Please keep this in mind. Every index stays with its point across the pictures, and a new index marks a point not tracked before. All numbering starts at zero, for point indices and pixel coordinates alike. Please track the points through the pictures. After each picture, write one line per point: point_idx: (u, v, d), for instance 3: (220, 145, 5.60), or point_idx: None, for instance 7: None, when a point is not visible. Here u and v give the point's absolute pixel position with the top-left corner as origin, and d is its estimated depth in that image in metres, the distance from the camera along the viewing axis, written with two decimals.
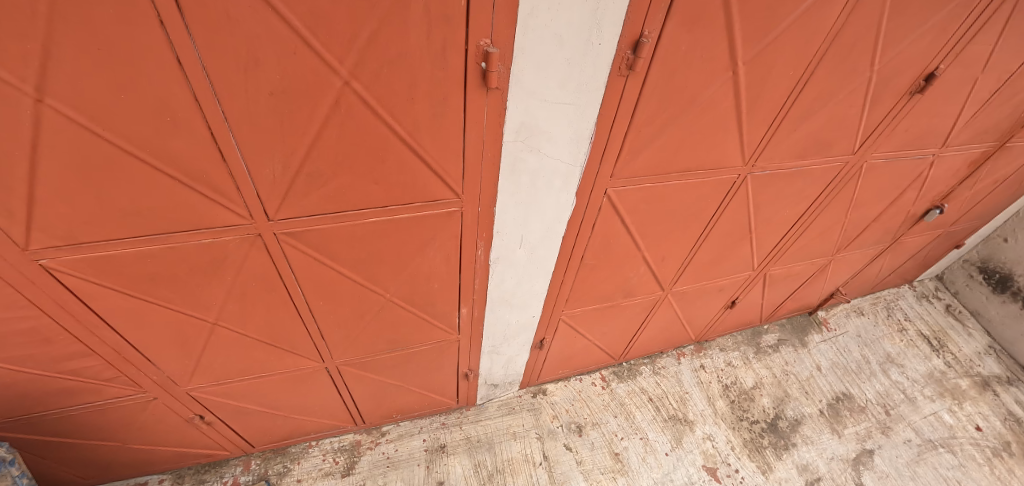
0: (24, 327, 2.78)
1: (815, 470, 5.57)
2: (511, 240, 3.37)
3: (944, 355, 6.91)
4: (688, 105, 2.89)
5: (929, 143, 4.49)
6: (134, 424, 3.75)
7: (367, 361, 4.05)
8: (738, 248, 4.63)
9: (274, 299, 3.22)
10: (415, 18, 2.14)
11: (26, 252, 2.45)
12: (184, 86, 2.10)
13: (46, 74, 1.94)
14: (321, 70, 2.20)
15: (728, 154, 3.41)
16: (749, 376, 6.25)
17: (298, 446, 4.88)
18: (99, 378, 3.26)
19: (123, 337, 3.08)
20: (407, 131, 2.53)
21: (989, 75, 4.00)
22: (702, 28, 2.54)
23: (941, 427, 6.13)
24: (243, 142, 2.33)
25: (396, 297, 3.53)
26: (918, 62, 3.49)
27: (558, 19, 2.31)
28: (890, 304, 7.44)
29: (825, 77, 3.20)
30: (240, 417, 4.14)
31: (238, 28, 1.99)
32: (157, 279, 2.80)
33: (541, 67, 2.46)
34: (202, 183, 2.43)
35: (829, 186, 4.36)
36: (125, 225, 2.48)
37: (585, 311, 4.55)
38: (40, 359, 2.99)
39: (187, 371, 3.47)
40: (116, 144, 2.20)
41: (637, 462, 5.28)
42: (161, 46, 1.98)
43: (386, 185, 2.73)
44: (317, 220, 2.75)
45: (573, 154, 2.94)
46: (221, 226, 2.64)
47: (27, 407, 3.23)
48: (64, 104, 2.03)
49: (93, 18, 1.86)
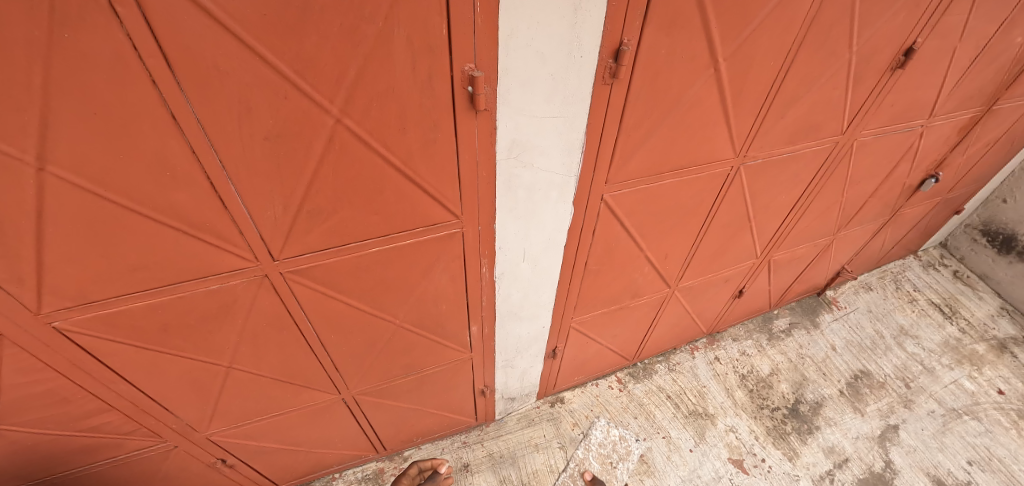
0: (41, 389, 2.80)
1: (841, 451, 5.53)
2: (514, 254, 3.40)
3: (957, 322, 6.89)
4: (673, 105, 2.93)
5: (916, 115, 4.53)
6: (157, 475, 3.73)
7: (383, 388, 4.06)
8: (739, 237, 4.64)
9: (285, 337, 3.24)
10: (400, 51, 2.19)
11: (39, 315, 2.47)
12: (180, 140, 2.15)
13: (46, 143, 1.99)
14: (312, 110, 2.25)
15: (719, 148, 3.45)
16: (765, 364, 6.23)
17: (321, 479, 4.84)
18: (119, 432, 3.26)
19: (139, 389, 3.08)
20: (402, 160, 2.57)
21: (968, 43, 4.05)
22: (679, 30, 2.59)
23: (963, 395, 6.09)
24: (242, 188, 2.37)
25: (405, 323, 3.55)
26: (895, 39, 3.54)
27: (538, 38, 2.36)
28: (897, 276, 7.44)
29: (805, 62, 3.24)
30: (262, 457, 4.14)
31: (228, 78, 2.04)
32: (170, 329, 2.82)
33: (527, 84, 2.50)
34: (206, 231, 2.47)
35: (822, 167, 4.39)
36: (134, 280, 2.51)
37: (595, 315, 4.57)
38: (59, 419, 2.99)
39: (205, 416, 3.47)
40: (118, 203, 2.23)
41: (662, 462, 5.25)
42: (156, 104, 2.03)
43: (387, 214, 2.76)
44: (321, 255, 2.78)
45: (567, 165, 2.98)
46: (228, 271, 2.67)
47: (48, 468, 3.21)
48: (65, 170, 2.07)
49: (86, 84, 1.91)
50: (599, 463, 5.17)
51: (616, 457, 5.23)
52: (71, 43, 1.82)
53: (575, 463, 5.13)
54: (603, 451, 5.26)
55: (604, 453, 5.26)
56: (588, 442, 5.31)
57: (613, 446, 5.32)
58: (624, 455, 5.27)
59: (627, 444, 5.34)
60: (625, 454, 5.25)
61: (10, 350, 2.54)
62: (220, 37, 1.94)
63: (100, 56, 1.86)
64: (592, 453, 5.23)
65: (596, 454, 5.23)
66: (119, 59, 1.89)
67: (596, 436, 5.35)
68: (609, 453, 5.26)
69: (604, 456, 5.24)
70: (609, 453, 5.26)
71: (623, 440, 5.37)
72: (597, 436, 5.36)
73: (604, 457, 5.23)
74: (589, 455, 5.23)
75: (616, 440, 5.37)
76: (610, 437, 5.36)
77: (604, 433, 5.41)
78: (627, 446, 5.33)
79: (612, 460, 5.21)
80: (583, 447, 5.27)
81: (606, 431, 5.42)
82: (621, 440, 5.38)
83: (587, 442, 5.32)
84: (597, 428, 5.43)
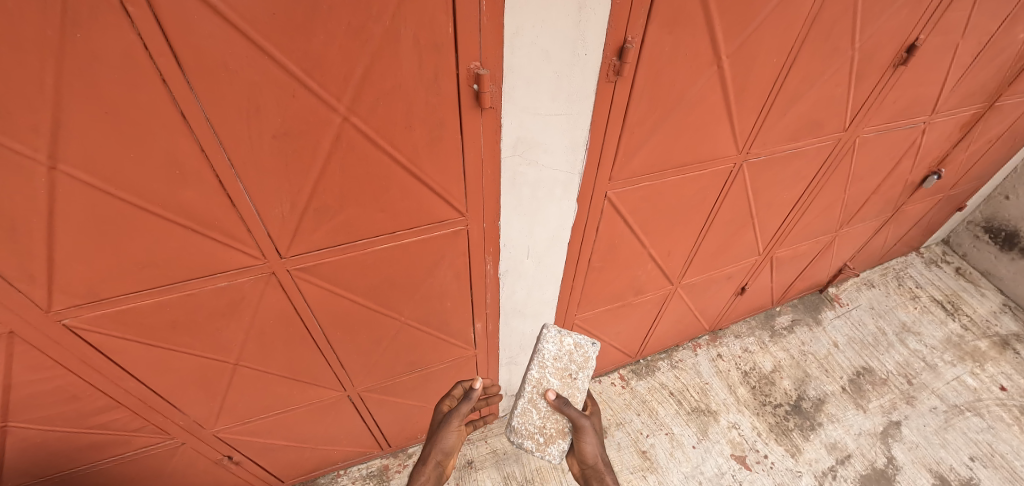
0: (50, 386, 2.83)
1: (844, 447, 5.54)
2: (518, 251, 3.42)
3: (960, 319, 6.90)
4: (677, 102, 2.95)
5: (919, 111, 4.53)
6: (164, 472, 3.76)
7: (388, 385, 4.08)
8: (741, 234, 4.66)
9: (292, 334, 3.27)
10: (406, 49, 2.21)
11: (48, 313, 2.50)
12: (190, 138, 2.17)
13: (57, 142, 2.02)
14: (320, 109, 2.27)
15: (722, 145, 3.47)
16: (767, 361, 6.24)
17: (326, 476, 4.85)
18: (127, 429, 3.28)
19: (147, 386, 3.11)
20: (408, 158, 2.59)
21: (970, 39, 4.05)
22: (683, 28, 2.60)
23: (965, 391, 6.10)
24: (250, 186, 2.40)
25: (410, 320, 3.58)
26: (898, 35, 3.55)
27: (543, 36, 2.37)
28: (900, 273, 7.44)
29: (808, 59, 3.25)
30: (268, 453, 4.17)
31: (237, 77, 2.06)
32: (178, 326, 2.85)
33: (531, 82, 2.52)
34: (214, 229, 2.49)
35: (824, 164, 4.40)
36: (143, 277, 2.54)
37: (598, 312, 4.58)
38: (68, 416, 3.02)
39: (212, 413, 3.50)
40: (128, 201, 2.26)
41: (664, 458, 5.27)
42: (166, 103, 2.05)
43: (393, 211, 2.78)
44: (327, 252, 2.81)
45: (571, 162, 2.99)
46: (235, 268, 2.70)
47: (57, 465, 3.23)
48: (75, 168, 2.10)
49: (97, 82, 1.93)
50: (559, 381, 3.42)
51: (577, 365, 3.46)
52: (83, 43, 1.84)
53: (532, 383, 3.40)
54: (561, 362, 3.48)
55: (562, 363, 3.49)
56: (542, 356, 3.48)
57: (572, 348, 3.53)
58: (587, 360, 3.50)
59: (587, 346, 3.53)
60: (587, 361, 3.49)
61: (22, 347, 2.58)
62: (229, 36, 1.96)
63: (111, 55, 1.89)
64: (549, 368, 3.46)
65: (554, 372, 3.45)
66: (130, 59, 1.91)
67: (549, 348, 3.50)
68: (567, 360, 3.49)
69: (563, 369, 3.47)
70: (567, 360, 3.50)
71: (582, 346, 3.53)
72: (551, 348, 3.51)
73: (562, 370, 3.46)
74: (545, 373, 3.44)
75: (573, 344, 3.54)
76: (567, 345, 3.51)
77: (558, 344, 3.54)
78: (586, 351, 3.52)
79: (573, 375, 3.44)
80: (537, 361, 3.47)
81: (560, 336, 3.55)
82: (580, 344, 3.54)
83: (541, 357, 3.49)
84: (549, 337, 3.54)
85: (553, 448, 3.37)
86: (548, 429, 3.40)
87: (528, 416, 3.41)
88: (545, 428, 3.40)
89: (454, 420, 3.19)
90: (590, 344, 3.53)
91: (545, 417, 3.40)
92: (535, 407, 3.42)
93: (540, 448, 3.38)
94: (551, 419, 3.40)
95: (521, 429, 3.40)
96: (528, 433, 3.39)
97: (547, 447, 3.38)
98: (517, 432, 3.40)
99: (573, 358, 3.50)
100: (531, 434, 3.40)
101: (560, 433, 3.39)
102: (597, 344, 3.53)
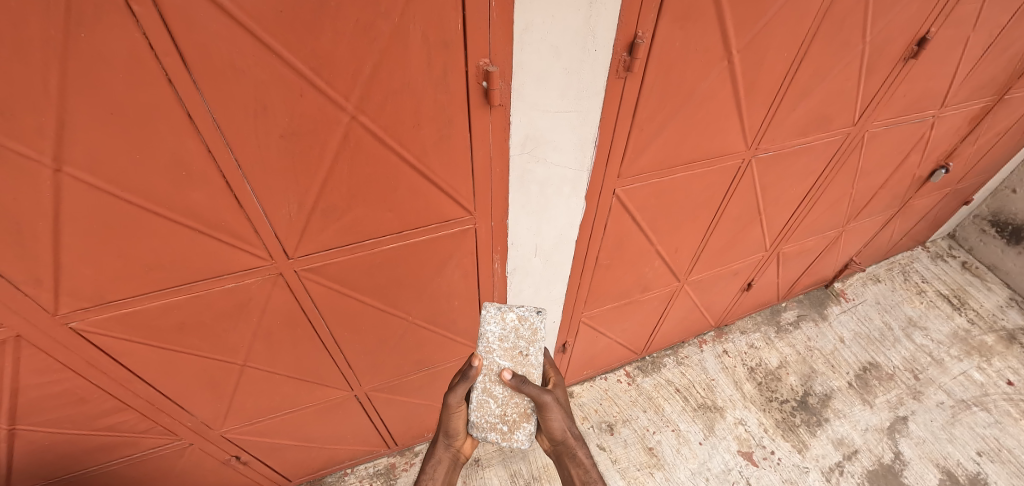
0: (58, 389, 2.81)
1: (851, 443, 5.53)
2: (526, 250, 3.39)
3: (966, 313, 6.87)
4: (687, 98, 2.91)
5: (928, 104, 4.48)
6: (172, 473, 3.74)
7: (395, 384, 4.06)
8: (749, 230, 4.62)
9: (299, 334, 3.25)
10: (414, 46, 2.18)
11: (55, 316, 2.48)
12: (196, 139, 2.15)
13: (62, 144, 1.99)
14: (327, 108, 2.24)
15: (731, 140, 3.43)
16: (773, 356, 6.22)
17: (333, 475, 4.83)
18: (134, 430, 3.26)
19: (155, 388, 3.09)
20: (415, 157, 2.56)
21: (981, 31, 4.00)
22: (694, 23, 2.56)
23: (972, 386, 6.07)
24: (257, 186, 2.37)
25: (418, 319, 3.56)
26: (908, 28, 3.50)
27: (553, 32, 2.34)
28: (906, 268, 7.40)
29: (819, 52, 3.20)
30: (275, 453, 4.16)
31: (245, 77, 2.04)
32: (185, 327, 2.83)
33: (541, 79, 2.48)
34: (221, 230, 2.47)
35: (832, 160, 4.37)
36: (150, 280, 2.52)
37: (605, 310, 4.56)
38: (76, 418, 3.00)
39: (220, 414, 3.49)
40: (134, 203, 2.23)
41: (671, 454, 5.26)
42: (172, 104, 2.02)
43: (400, 211, 2.76)
44: (335, 253, 2.78)
45: (580, 159, 2.96)
46: (243, 269, 2.68)
47: (65, 467, 3.22)
48: (81, 171, 2.08)
49: (103, 83, 1.90)
50: (510, 361, 2.96)
51: (526, 341, 2.98)
52: (88, 43, 1.81)
53: (482, 372, 2.95)
54: (508, 341, 3.01)
55: (509, 342, 3.02)
56: (486, 340, 3.01)
57: (517, 324, 3.06)
58: (536, 333, 3.02)
59: (533, 317, 3.07)
60: (536, 335, 3.02)
61: (29, 350, 2.56)
62: (236, 35, 1.93)
63: (117, 55, 1.86)
64: (496, 351, 2.99)
65: (503, 353, 2.98)
66: (136, 59, 1.88)
67: (492, 330, 3.02)
68: (515, 337, 3.02)
69: (512, 348, 3.00)
70: (515, 337, 3.02)
71: (526, 319, 3.08)
72: (494, 330, 3.04)
73: (512, 350, 2.99)
74: (493, 356, 2.98)
75: (517, 319, 3.07)
76: (510, 321, 3.06)
77: (501, 322, 3.07)
78: (533, 324, 3.04)
79: (525, 352, 2.97)
80: (481, 346, 2.99)
81: (502, 313, 3.09)
82: (524, 317, 3.09)
83: (485, 341, 3.01)
84: (489, 317, 3.07)
85: (519, 434, 2.93)
86: (510, 416, 2.97)
87: (486, 408, 2.96)
88: (506, 415, 2.97)
89: (452, 400, 2.88)
90: (535, 315, 3.07)
91: (504, 403, 2.97)
92: (491, 395, 2.97)
93: (505, 437, 2.94)
94: (511, 403, 2.97)
95: (481, 423, 2.95)
96: (489, 425, 2.95)
97: (512, 434, 2.94)
98: (477, 427, 2.95)
99: (521, 334, 3.02)
100: (492, 425, 2.96)
101: (524, 416, 2.96)
102: (544, 314, 3.08)
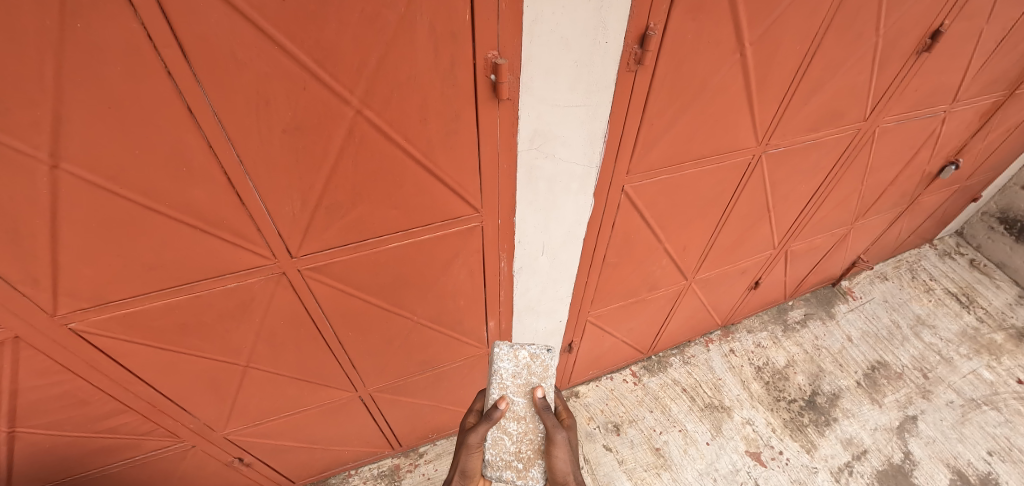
0: (57, 391, 2.76)
1: (860, 443, 5.45)
2: (533, 248, 3.33)
3: (975, 311, 6.79)
4: (698, 93, 2.85)
5: (940, 99, 4.41)
6: (174, 475, 3.69)
7: (400, 385, 4.01)
8: (758, 228, 4.55)
9: (303, 335, 3.19)
10: (421, 38, 2.12)
11: (54, 317, 2.43)
12: (197, 134, 2.09)
13: (59, 139, 1.94)
14: (331, 101, 2.18)
15: (741, 136, 3.36)
16: (781, 355, 6.15)
17: (337, 476, 4.78)
18: (136, 432, 3.21)
19: (157, 389, 3.04)
20: (421, 152, 2.50)
21: (995, 24, 3.92)
22: (706, 14, 2.49)
23: (982, 385, 6.00)
24: (260, 183, 2.32)
25: (423, 319, 3.50)
26: (923, 21, 3.42)
27: (563, 23, 2.27)
28: (913, 266, 7.32)
29: (833, 45, 3.13)
30: (279, 455, 4.11)
31: (247, 69, 1.98)
32: (187, 328, 2.77)
33: (549, 72, 2.42)
34: (223, 228, 2.41)
35: (842, 156, 4.29)
36: (150, 279, 2.46)
37: (611, 309, 4.50)
38: (77, 421, 2.95)
39: (223, 415, 3.44)
40: (133, 200, 2.18)
41: (679, 455, 5.19)
42: (172, 98, 1.97)
43: (406, 209, 2.70)
44: (340, 251, 2.73)
45: (588, 154, 2.90)
46: (245, 268, 2.62)
47: (66, 470, 3.16)
48: (79, 167, 2.02)
49: (101, 76, 1.85)
50: (524, 399, 2.98)
51: (538, 378, 2.99)
52: (84, 33, 1.75)
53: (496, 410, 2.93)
54: (521, 378, 3.01)
55: (521, 379, 3.03)
56: (499, 378, 3.01)
57: (529, 361, 3.06)
58: (548, 369, 3.04)
59: (544, 354, 3.07)
60: (548, 371, 3.03)
61: (27, 352, 2.50)
62: (238, 25, 1.87)
63: (115, 46, 1.80)
64: (510, 388, 3.00)
65: (516, 390, 2.99)
66: (135, 50, 1.83)
67: (505, 368, 3.02)
68: (527, 374, 3.02)
69: (525, 384, 3.01)
70: (527, 374, 3.03)
71: (538, 356, 3.07)
72: (507, 367, 3.04)
73: (524, 387, 3.00)
74: (507, 393, 2.98)
75: (529, 356, 3.07)
76: (523, 359, 3.05)
77: (513, 359, 3.07)
78: (545, 361, 3.05)
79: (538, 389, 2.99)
80: (495, 383, 3.00)
81: (513, 350, 3.09)
82: (535, 355, 3.08)
83: (498, 378, 3.01)
84: (500, 355, 3.06)
85: (534, 471, 2.90)
86: (525, 453, 2.94)
87: (500, 445, 2.94)
88: (520, 451, 2.94)
89: (472, 439, 2.87)
90: (546, 351, 3.07)
91: (519, 440, 2.94)
92: (506, 432, 2.95)
93: (520, 475, 2.91)
94: (526, 439, 2.94)
95: (495, 462, 2.92)
96: (504, 462, 2.93)
97: (527, 472, 2.91)
98: (491, 466, 2.92)
99: (533, 371, 3.03)
100: (507, 463, 2.93)
101: (537, 453, 2.93)
102: (555, 351, 3.09)
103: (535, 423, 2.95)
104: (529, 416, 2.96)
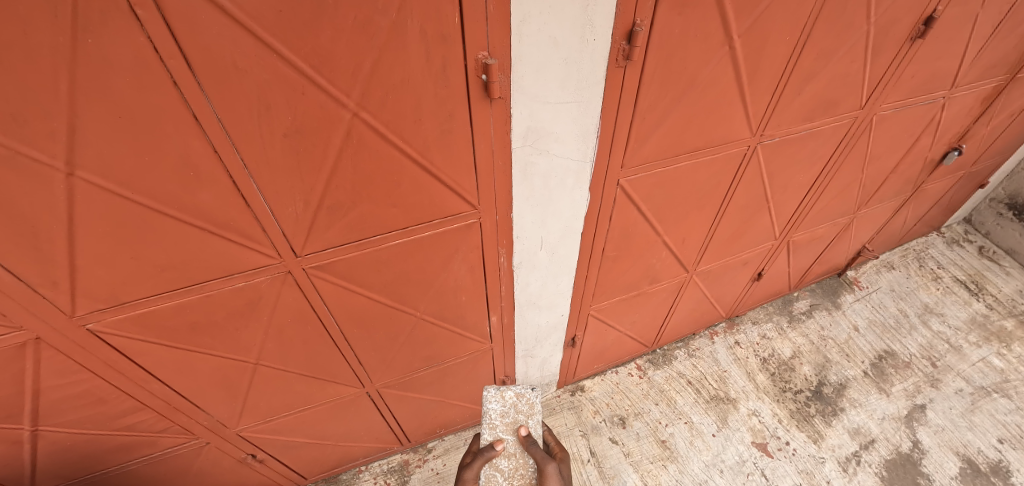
0: (77, 390, 2.88)
1: (867, 432, 5.45)
2: (532, 243, 3.40)
3: (984, 298, 6.73)
4: (689, 86, 2.90)
5: (938, 85, 4.40)
6: (189, 472, 3.80)
7: (405, 380, 4.10)
8: (757, 218, 4.58)
9: (310, 332, 3.29)
10: (413, 42, 2.20)
11: (73, 318, 2.55)
12: (203, 140, 2.19)
13: (74, 149, 2.05)
14: (329, 105, 2.26)
15: (735, 127, 3.41)
16: (786, 347, 6.16)
17: (348, 472, 4.89)
18: (152, 430, 3.33)
19: (171, 387, 3.15)
20: (418, 152, 2.58)
21: (991, 8, 3.91)
22: (693, 9, 2.55)
23: (992, 372, 5.95)
24: (264, 186, 2.42)
25: (426, 315, 3.59)
26: (914, 8, 3.45)
27: (550, 22, 2.34)
28: (920, 254, 7.28)
29: (822, 35, 3.17)
30: (290, 451, 4.21)
31: (247, 77, 2.07)
32: (198, 327, 2.88)
33: (540, 70, 2.49)
34: (229, 230, 2.52)
35: (841, 144, 4.31)
36: (162, 279, 2.57)
37: (613, 303, 4.56)
38: (96, 418, 3.07)
39: (235, 413, 3.55)
40: (144, 205, 2.28)
41: (684, 447, 5.23)
42: (179, 107, 2.07)
43: (405, 207, 2.78)
44: (342, 249, 2.82)
45: (582, 149, 2.96)
46: (252, 268, 2.72)
47: (86, 467, 3.29)
48: (93, 175, 2.13)
49: (111, 87, 1.95)
50: (513, 435, 3.09)
51: (525, 415, 3.12)
52: (95, 47, 1.86)
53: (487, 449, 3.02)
54: (508, 417, 3.13)
55: (509, 417, 3.14)
56: (488, 418, 3.12)
57: (515, 399, 3.19)
58: (533, 406, 3.17)
59: (529, 393, 3.21)
60: (534, 408, 3.16)
61: (48, 352, 2.63)
62: (237, 34, 1.97)
63: (123, 58, 1.90)
64: (499, 427, 3.11)
65: (505, 429, 3.10)
66: (142, 62, 1.93)
67: (493, 408, 3.15)
68: (515, 412, 3.14)
69: (513, 422, 3.12)
70: (514, 412, 3.16)
71: (524, 394, 3.21)
72: (495, 407, 3.16)
73: (512, 425, 3.11)
74: (497, 432, 3.09)
75: (515, 395, 3.20)
76: (509, 398, 3.18)
77: (501, 400, 3.19)
78: (530, 399, 3.19)
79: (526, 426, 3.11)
80: (484, 423, 3.12)
81: (500, 391, 3.22)
82: (521, 393, 3.21)
83: (487, 419, 3.13)
84: (488, 397, 3.19)
85: None
86: None
87: (493, 482, 2.99)
88: None
89: (467, 475, 2.95)
90: (530, 390, 3.22)
91: (510, 476, 3.01)
92: (498, 469, 3.03)
93: None
94: (517, 475, 3.02)
95: None
96: None
97: None
98: None
99: (519, 409, 3.15)
100: None
101: None
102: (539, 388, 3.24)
103: (525, 458, 3.05)
104: (519, 452, 3.06)
